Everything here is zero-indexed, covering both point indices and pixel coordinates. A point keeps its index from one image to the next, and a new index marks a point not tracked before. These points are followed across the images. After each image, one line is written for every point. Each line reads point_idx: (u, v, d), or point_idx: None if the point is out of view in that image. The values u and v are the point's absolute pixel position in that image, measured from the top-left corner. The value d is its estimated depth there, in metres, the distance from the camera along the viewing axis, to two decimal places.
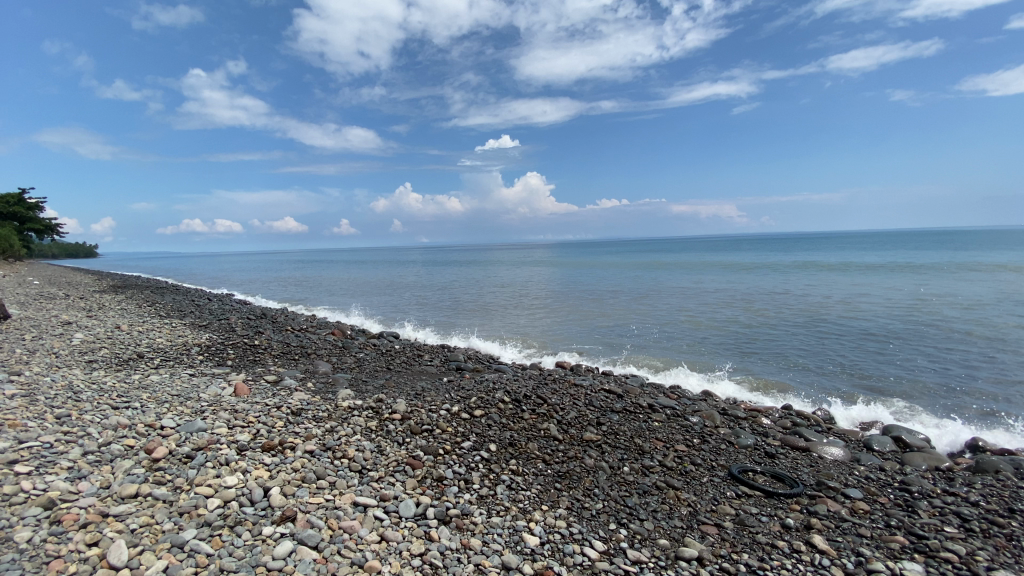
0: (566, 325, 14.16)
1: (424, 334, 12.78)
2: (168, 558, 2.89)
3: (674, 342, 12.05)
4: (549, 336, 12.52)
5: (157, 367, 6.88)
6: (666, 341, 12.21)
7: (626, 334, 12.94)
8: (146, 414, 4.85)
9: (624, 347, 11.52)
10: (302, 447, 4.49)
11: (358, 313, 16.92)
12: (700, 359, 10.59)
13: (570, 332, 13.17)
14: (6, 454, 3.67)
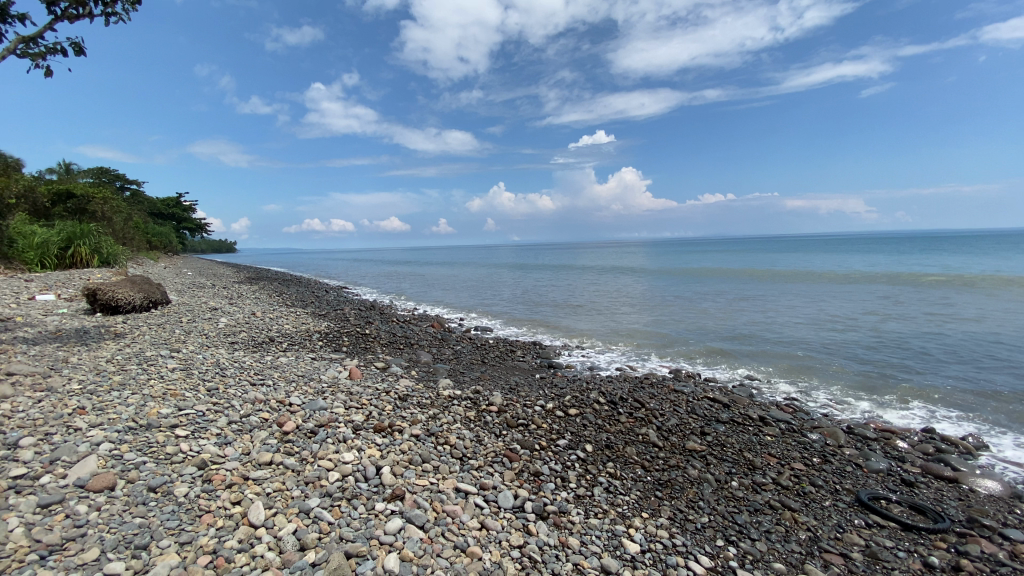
0: (663, 327, 13.71)
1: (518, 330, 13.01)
2: (297, 521, 3.17)
3: (783, 349, 11.19)
4: (645, 337, 12.22)
5: (284, 351, 7.66)
6: (774, 347, 11.38)
7: (729, 338, 12.26)
8: (277, 390, 5.42)
9: (726, 351, 10.94)
10: (409, 430, 4.73)
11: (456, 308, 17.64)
12: (815, 368, 9.72)
13: (664, 333, 12.77)
14: (170, 419, 4.31)
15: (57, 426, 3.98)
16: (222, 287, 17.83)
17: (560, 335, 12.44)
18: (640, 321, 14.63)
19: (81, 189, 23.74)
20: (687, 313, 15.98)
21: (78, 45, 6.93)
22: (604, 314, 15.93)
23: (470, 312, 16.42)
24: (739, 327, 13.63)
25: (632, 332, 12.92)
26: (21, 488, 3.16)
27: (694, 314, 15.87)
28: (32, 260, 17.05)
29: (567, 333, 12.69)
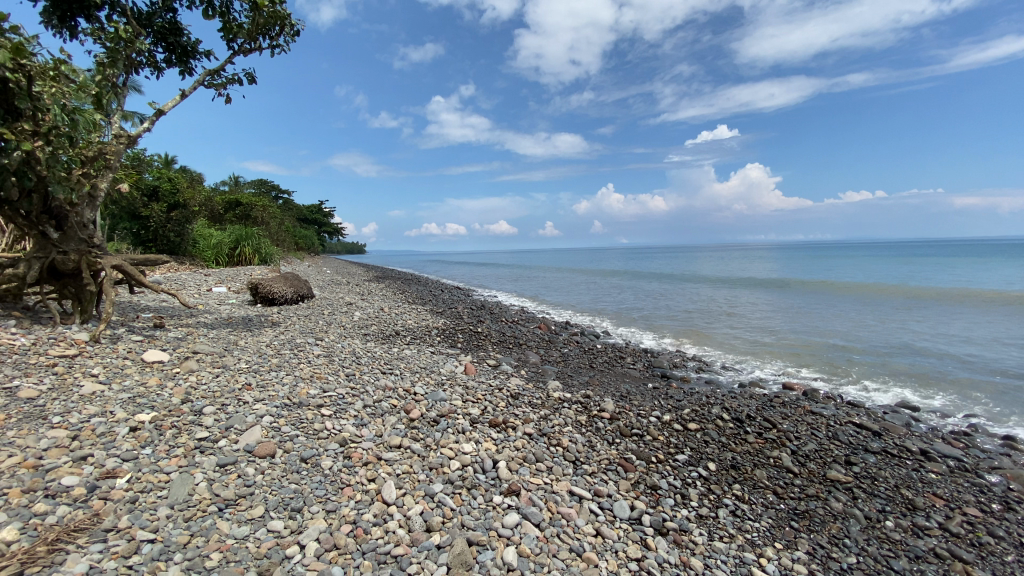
0: (807, 340, 12.30)
1: (630, 335, 12.70)
2: (423, 504, 3.37)
3: (967, 372, 9.42)
4: (786, 350, 11.07)
5: (407, 344, 8.23)
6: (955, 369, 9.62)
7: (893, 355, 10.63)
8: (403, 380, 5.84)
9: (890, 371, 9.48)
10: (523, 428, 4.80)
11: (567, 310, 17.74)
12: (1020, 396, 8.00)
13: (809, 346, 11.45)
14: (317, 399, 4.85)
15: (231, 398, 4.70)
16: (354, 284, 19.72)
17: (677, 342, 11.92)
18: (777, 333, 13.30)
19: (247, 197, 27.93)
20: (833, 326, 14.20)
21: (248, 73, 8.12)
22: (728, 323, 14.91)
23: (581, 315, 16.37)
24: (904, 344, 11.76)
25: (765, 343, 11.86)
26: (205, 448, 3.78)
27: (842, 327, 14.04)
28: (210, 258, 20.44)
29: (693, 343, 11.93)
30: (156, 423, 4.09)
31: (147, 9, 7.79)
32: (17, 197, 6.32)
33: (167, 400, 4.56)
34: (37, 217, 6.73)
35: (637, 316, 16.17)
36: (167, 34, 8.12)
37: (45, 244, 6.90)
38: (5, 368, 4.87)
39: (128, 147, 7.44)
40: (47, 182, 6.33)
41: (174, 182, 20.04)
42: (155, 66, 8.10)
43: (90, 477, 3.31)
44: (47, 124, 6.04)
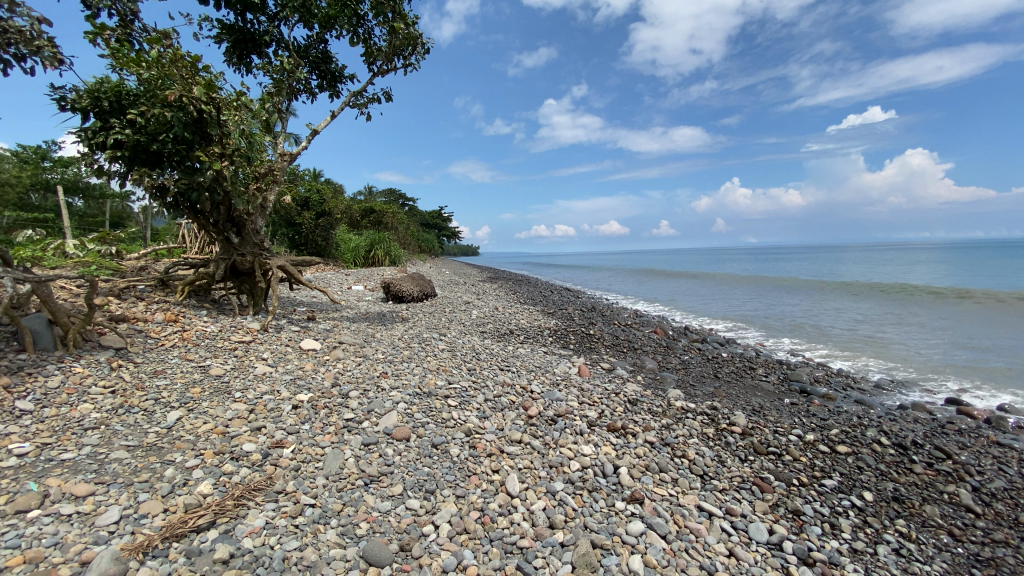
0: (1001, 357, 10.23)
1: (763, 343, 11.70)
2: (545, 500, 3.43)
3: None
4: (961, 369, 9.32)
5: (522, 343, 8.42)
6: None
7: None
8: (521, 377, 5.98)
9: None
10: (644, 436, 4.65)
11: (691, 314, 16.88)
12: None
13: (1004, 366, 9.47)
14: (443, 390, 5.18)
15: (370, 384, 5.21)
16: (471, 284, 20.67)
17: (821, 353, 10.73)
18: (957, 348, 11.21)
19: (378, 205, 30.77)
20: None
21: (385, 91, 8.93)
22: (886, 334, 13.03)
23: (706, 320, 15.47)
24: None
25: (937, 358, 10.18)
26: (352, 428, 4.23)
27: None
28: (348, 259, 22.87)
29: (842, 354, 10.67)
30: (312, 402, 4.68)
31: (305, 43, 8.95)
32: (210, 208, 7.66)
33: (320, 383, 5.19)
34: (223, 225, 8.13)
35: (771, 323, 14.85)
36: (320, 63, 9.23)
37: (229, 248, 8.28)
38: (201, 350, 5.93)
39: (290, 164, 8.63)
40: (231, 196, 7.60)
41: (321, 193, 22.73)
42: (310, 92, 9.26)
43: (264, 444, 3.91)
44: (231, 146, 7.22)
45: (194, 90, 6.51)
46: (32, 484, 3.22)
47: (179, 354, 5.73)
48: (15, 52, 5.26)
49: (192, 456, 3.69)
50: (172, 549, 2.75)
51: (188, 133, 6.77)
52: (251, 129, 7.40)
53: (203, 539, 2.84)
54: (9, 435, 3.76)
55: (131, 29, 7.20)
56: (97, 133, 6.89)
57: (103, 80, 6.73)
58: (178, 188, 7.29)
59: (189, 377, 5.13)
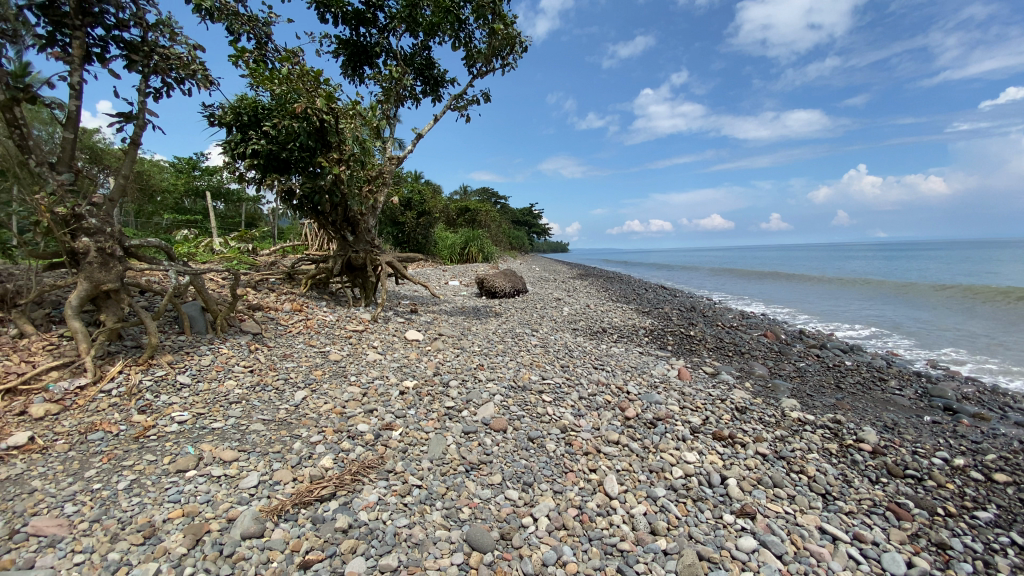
0: None
1: (897, 352, 10.37)
2: (646, 505, 3.34)
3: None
4: None
5: (617, 342, 8.24)
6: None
7: None
8: (617, 377, 5.86)
9: None
10: (754, 447, 4.34)
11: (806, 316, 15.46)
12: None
13: None
14: (539, 385, 5.24)
15: (468, 375, 5.42)
16: (563, 281, 20.62)
17: (973, 366, 9.26)
18: None
19: (473, 204, 31.82)
20: None
21: (484, 93, 9.20)
22: None
23: (825, 323, 14.04)
24: None
25: None
26: (453, 416, 4.44)
27: None
28: (445, 256, 23.98)
29: (1002, 367, 9.14)
30: (417, 389, 4.98)
31: (411, 51, 9.49)
32: (329, 208, 8.43)
33: (423, 372, 5.50)
34: (339, 224, 8.90)
35: (908, 330, 13.10)
36: (424, 69, 9.72)
37: (344, 245, 9.04)
38: (321, 337, 6.57)
39: (397, 166, 9.21)
40: (346, 197, 8.29)
41: (422, 194, 24.00)
42: (414, 97, 9.80)
43: (375, 426, 4.23)
44: (347, 152, 7.91)
45: (317, 102, 7.20)
46: (190, 448, 3.81)
47: (303, 340, 6.40)
48: (177, 77, 6.15)
49: (315, 432, 4.10)
50: (301, 514, 3.08)
51: (311, 141, 7.54)
52: (363, 135, 8.02)
53: (326, 508, 3.14)
54: (173, 404, 4.46)
55: (265, 50, 8.11)
56: (238, 144, 7.88)
57: (242, 98, 7.67)
58: (302, 191, 8.11)
59: (311, 361, 5.71)
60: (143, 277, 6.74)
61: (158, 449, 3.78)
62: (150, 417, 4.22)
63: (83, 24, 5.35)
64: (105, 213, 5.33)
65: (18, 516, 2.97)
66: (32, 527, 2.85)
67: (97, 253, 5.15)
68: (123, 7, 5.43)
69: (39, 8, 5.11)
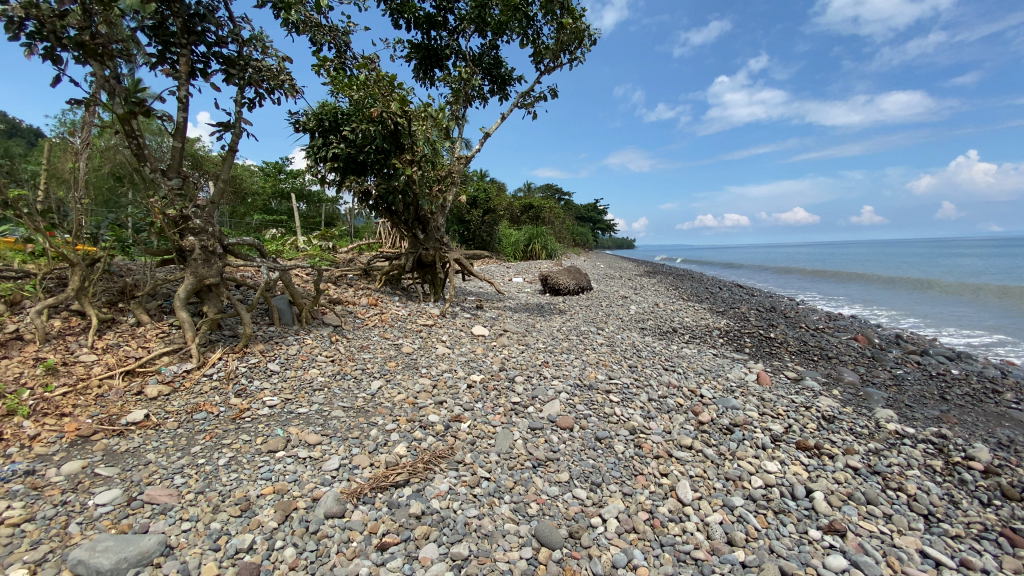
0: None
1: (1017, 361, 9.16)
2: (722, 514, 3.20)
3: None
4: None
5: (688, 343, 7.93)
6: None
7: None
8: (689, 379, 5.65)
9: None
10: (844, 459, 4.02)
11: (904, 319, 14.07)
12: None
13: None
14: (606, 385, 5.17)
15: (534, 372, 5.45)
16: (630, 278, 20.12)
17: None
18: None
19: (537, 200, 31.88)
20: None
21: (551, 88, 9.16)
22: None
23: (927, 327, 12.70)
24: None
25: None
26: (519, 411, 4.48)
27: None
28: (509, 253, 24.22)
29: None
30: (484, 383, 5.08)
31: (479, 51, 9.64)
32: (401, 207, 8.77)
33: (490, 367, 5.60)
34: (411, 223, 9.24)
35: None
36: (492, 68, 9.84)
37: (416, 243, 9.38)
38: (394, 331, 6.86)
39: (465, 165, 9.41)
40: (418, 197, 8.58)
41: (487, 192, 24.41)
42: (483, 96, 9.96)
43: (445, 417, 4.37)
44: (419, 153, 8.18)
45: (392, 106, 7.51)
46: (279, 430, 4.13)
47: (378, 333, 6.72)
48: (268, 87, 6.65)
49: (390, 420, 4.31)
50: (378, 498, 3.25)
51: (386, 144, 7.88)
52: (433, 136, 8.26)
53: (400, 494, 3.29)
54: (264, 389, 4.86)
55: (344, 58, 8.57)
56: (319, 149, 8.40)
57: (324, 104, 8.15)
58: (377, 191, 8.51)
59: (386, 353, 5.99)
60: (238, 273, 7.38)
61: (252, 430, 4.13)
62: (245, 400, 4.63)
63: (189, 42, 5.92)
64: (207, 214, 5.86)
65: (138, 484, 3.37)
66: (148, 496, 3.22)
67: (202, 251, 5.70)
68: (223, 25, 5.95)
69: (153, 31, 5.71)
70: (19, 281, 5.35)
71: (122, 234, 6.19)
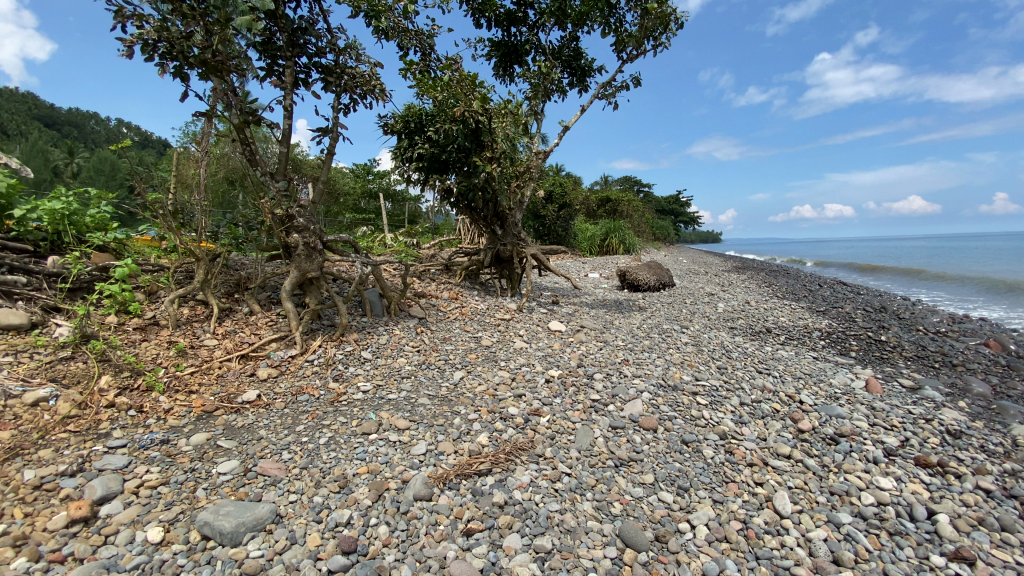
0: None
1: None
2: (826, 531, 2.97)
3: None
4: None
5: (782, 344, 7.37)
6: None
7: None
8: (786, 384, 5.25)
9: None
10: (975, 480, 3.55)
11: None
12: None
13: None
14: (692, 386, 4.95)
15: (615, 369, 5.35)
16: (716, 275, 19.04)
17: None
18: None
19: (615, 194, 31.16)
20: None
21: (634, 77, 8.88)
22: None
23: None
24: None
25: None
26: (599, 408, 4.42)
27: None
28: (586, 247, 23.96)
29: None
30: (562, 379, 5.07)
31: (559, 44, 9.58)
32: (481, 204, 8.96)
33: (568, 362, 5.57)
34: (490, 219, 9.42)
35: None
36: (572, 60, 9.73)
37: (494, 238, 9.55)
38: (475, 324, 7.05)
39: (544, 160, 9.42)
40: (498, 193, 8.72)
41: (564, 186, 24.27)
42: (562, 90, 9.88)
43: (524, 410, 4.42)
44: (499, 149, 8.29)
45: (474, 105, 7.67)
46: (371, 414, 4.40)
47: (460, 326, 6.94)
48: (360, 93, 7.05)
49: (472, 410, 4.44)
50: (462, 484, 3.37)
51: (468, 142, 8.08)
52: (513, 132, 8.34)
53: (484, 482, 3.38)
54: (358, 375, 5.21)
55: (428, 60, 8.88)
56: (405, 149, 8.80)
57: (410, 106, 8.52)
58: (458, 188, 8.77)
59: (467, 345, 6.17)
60: (334, 267, 7.95)
61: (347, 413, 4.45)
62: (341, 385, 4.99)
63: (293, 54, 6.42)
64: (310, 213, 6.38)
65: (252, 457, 3.76)
66: (261, 468, 3.58)
67: (305, 247, 6.22)
68: (322, 36, 6.39)
69: (262, 46, 6.27)
70: (155, 273, 6.15)
71: (237, 232, 6.90)
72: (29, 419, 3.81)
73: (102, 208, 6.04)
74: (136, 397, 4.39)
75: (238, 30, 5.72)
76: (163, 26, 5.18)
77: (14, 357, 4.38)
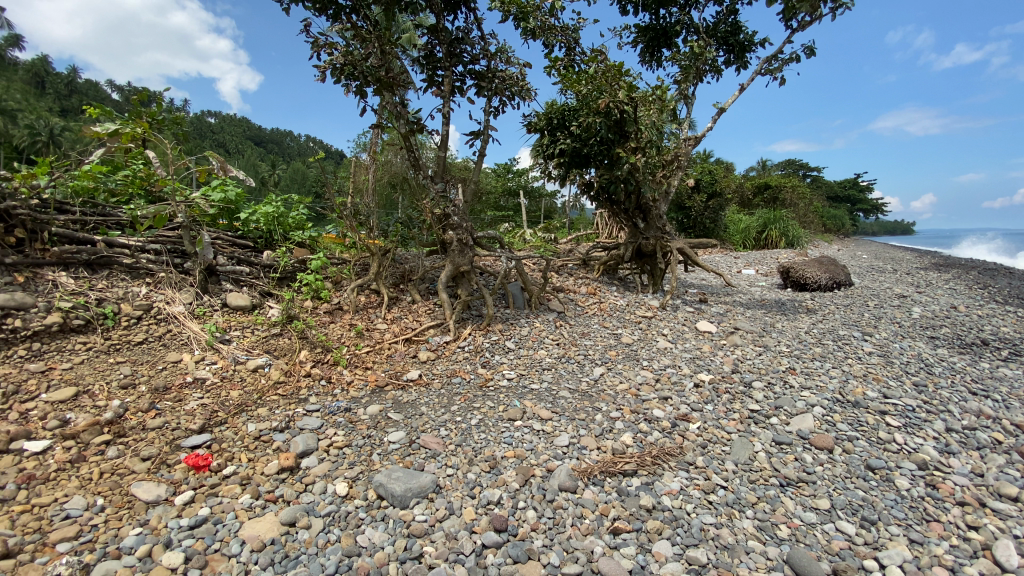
0: None
1: None
2: None
3: None
4: None
5: (1006, 361, 5.90)
6: None
7: None
8: (1014, 411, 4.21)
9: None
10: None
11: None
12: None
13: None
14: (878, 404, 4.25)
15: (777, 378, 4.83)
16: (907, 273, 15.94)
17: None
18: None
19: (775, 180, 27.87)
20: None
21: (805, 47, 7.83)
22: None
23: None
24: None
25: None
26: (759, 420, 4.04)
27: None
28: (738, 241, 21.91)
29: None
30: (714, 384, 4.74)
31: (714, 21, 8.86)
32: (624, 197, 8.75)
33: (720, 367, 5.19)
34: (632, 212, 9.14)
35: None
36: (729, 36, 8.93)
37: (636, 232, 9.26)
38: (615, 320, 6.94)
39: (694, 147, 8.81)
40: (642, 185, 8.42)
41: (714, 174, 22.44)
42: (716, 69, 9.13)
43: (671, 414, 4.24)
44: (645, 139, 7.93)
45: (619, 94, 7.42)
46: (517, 401, 4.62)
47: (600, 321, 6.89)
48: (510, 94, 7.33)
49: (615, 408, 4.39)
50: (607, 481, 3.36)
51: (611, 134, 7.92)
52: (660, 121, 7.97)
53: (630, 482, 3.33)
54: (503, 363, 5.50)
55: (573, 55, 8.90)
56: (548, 146, 8.95)
57: (553, 103, 8.66)
58: (599, 182, 8.69)
59: (606, 342, 6.11)
60: (481, 262, 8.47)
61: (495, 398, 4.73)
62: (489, 371, 5.33)
63: (451, 64, 6.93)
64: (464, 211, 6.88)
65: (416, 430, 4.20)
66: (423, 441, 3.99)
67: (458, 243, 6.72)
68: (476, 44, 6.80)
69: (425, 60, 6.89)
70: (339, 265, 7.19)
71: (402, 230, 7.74)
72: (252, 382, 4.78)
73: (301, 211, 7.26)
74: (326, 369, 5.20)
75: (404, 46, 6.38)
76: (347, 51, 6.01)
77: (241, 332, 5.54)
